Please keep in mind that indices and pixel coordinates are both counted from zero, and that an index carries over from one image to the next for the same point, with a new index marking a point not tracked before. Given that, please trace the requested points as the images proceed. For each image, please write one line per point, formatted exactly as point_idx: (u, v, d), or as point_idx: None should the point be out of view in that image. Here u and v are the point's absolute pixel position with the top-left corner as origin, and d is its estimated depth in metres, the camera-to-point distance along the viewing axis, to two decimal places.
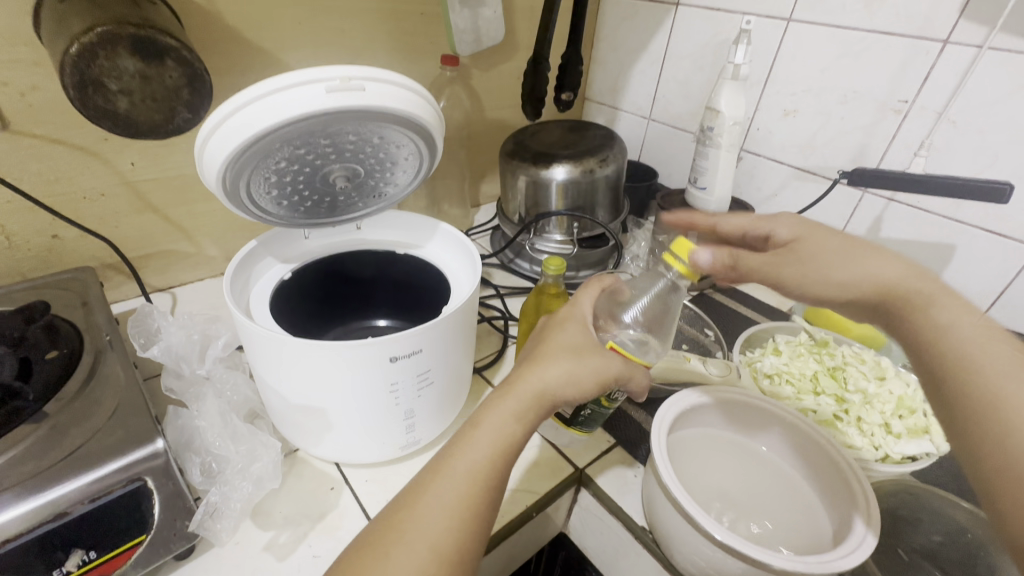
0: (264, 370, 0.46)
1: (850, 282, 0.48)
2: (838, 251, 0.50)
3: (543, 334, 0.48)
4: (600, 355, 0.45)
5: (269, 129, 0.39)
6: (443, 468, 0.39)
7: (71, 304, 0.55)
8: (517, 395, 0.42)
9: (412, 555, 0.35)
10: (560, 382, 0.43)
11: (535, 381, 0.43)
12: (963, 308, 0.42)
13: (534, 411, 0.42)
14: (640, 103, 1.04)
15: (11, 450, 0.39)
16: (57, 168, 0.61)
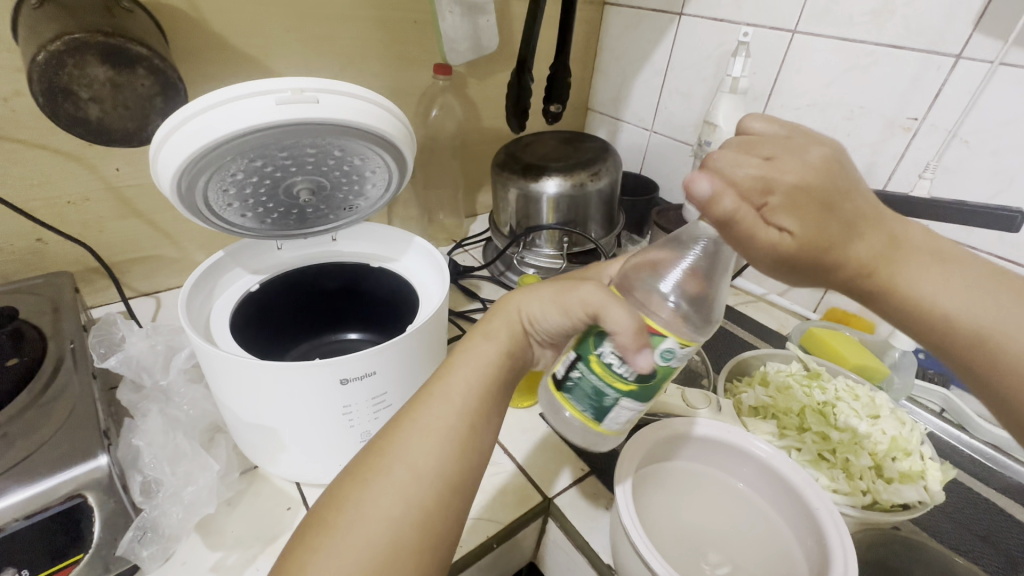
0: (215, 381, 0.44)
1: (837, 270, 0.35)
2: (829, 225, 0.34)
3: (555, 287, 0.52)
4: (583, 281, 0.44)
5: (217, 140, 0.38)
6: (423, 397, 0.40)
7: (42, 310, 0.55)
8: (492, 319, 0.47)
9: (394, 479, 0.36)
10: (531, 305, 0.46)
11: (511, 310, 0.47)
12: (937, 267, 0.35)
13: (505, 332, 0.45)
14: (642, 115, 1.01)
15: None
16: (40, 173, 0.62)
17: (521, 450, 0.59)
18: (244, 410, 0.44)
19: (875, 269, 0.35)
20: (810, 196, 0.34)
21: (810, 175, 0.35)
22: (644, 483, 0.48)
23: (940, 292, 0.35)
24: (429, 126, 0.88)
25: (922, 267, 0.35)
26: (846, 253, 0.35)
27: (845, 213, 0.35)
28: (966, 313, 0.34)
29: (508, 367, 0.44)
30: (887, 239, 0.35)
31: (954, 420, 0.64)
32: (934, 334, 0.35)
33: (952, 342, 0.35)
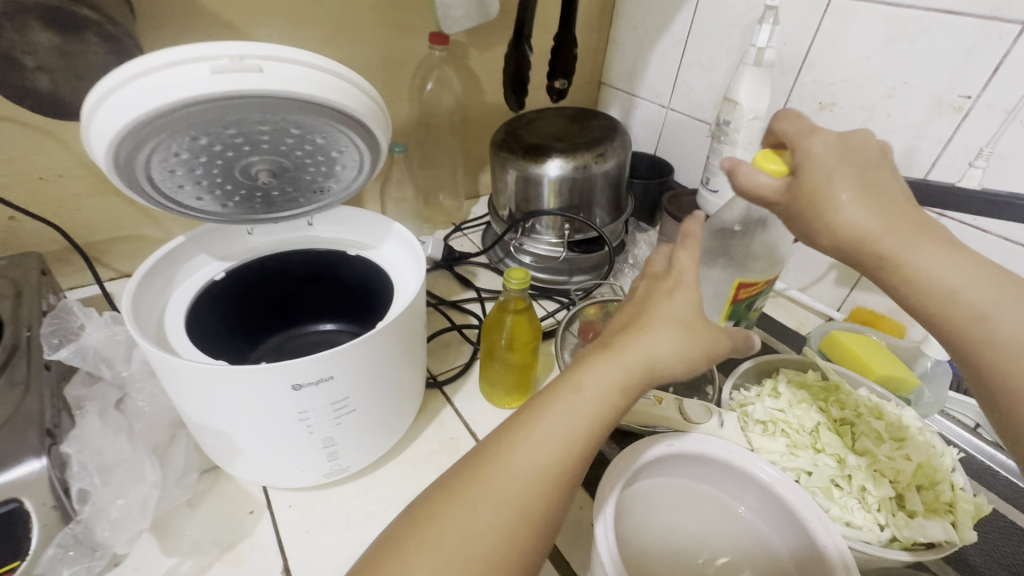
0: (164, 381, 0.41)
1: (836, 226, 0.38)
2: (845, 182, 0.38)
3: (656, 297, 0.40)
4: (710, 329, 0.39)
5: (145, 115, 0.34)
6: (532, 428, 0.34)
7: (4, 294, 0.53)
8: (625, 362, 0.36)
9: (496, 511, 0.31)
10: (670, 358, 0.37)
11: (648, 354, 0.36)
12: (947, 251, 0.36)
13: (640, 383, 0.36)
14: (659, 90, 0.93)
15: None
16: (8, 148, 0.58)
17: None
18: (195, 412, 0.41)
19: (870, 233, 0.37)
20: (838, 152, 0.40)
21: (839, 143, 0.40)
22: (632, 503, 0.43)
23: (945, 261, 0.36)
24: (425, 101, 0.82)
25: (930, 242, 0.37)
26: (851, 211, 0.38)
27: (869, 182, 0.39)
28: (960, 286, 0.35)
29: (624, 411, 0.36)
30: (901, 215, 0.38)
31: (990, 438, 0.58)
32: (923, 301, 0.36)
33: (934, 307, 0.36)
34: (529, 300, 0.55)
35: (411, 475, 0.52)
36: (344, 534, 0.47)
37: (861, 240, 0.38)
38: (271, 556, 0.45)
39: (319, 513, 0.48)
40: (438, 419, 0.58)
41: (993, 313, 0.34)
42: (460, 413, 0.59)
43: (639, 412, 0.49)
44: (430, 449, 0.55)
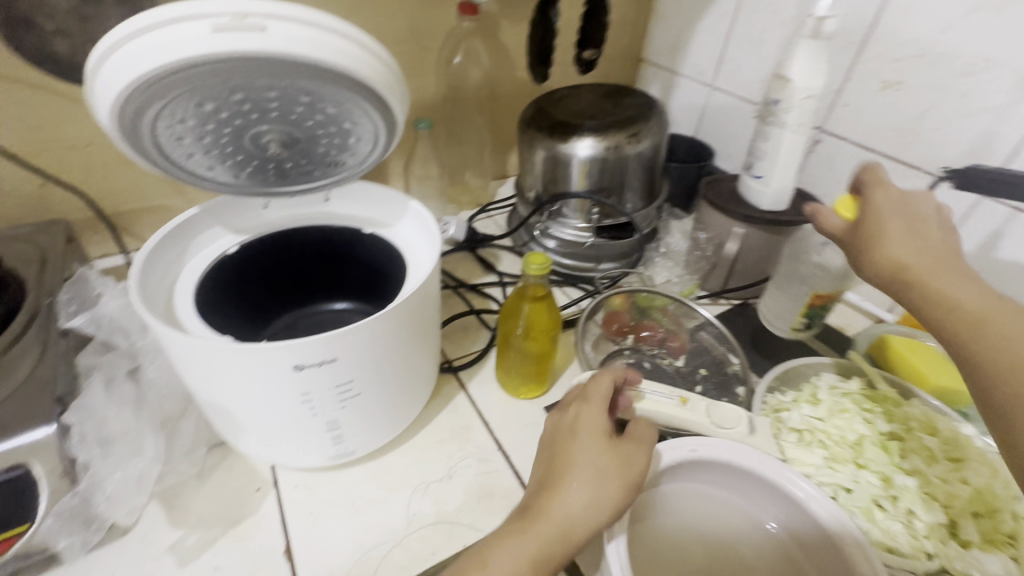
0: (169, 355, 0.40)
1: (874, 252, 0.41)
2: (892, 219, 0.42)
3: (569, 436, 0.39)
4: (624, 464, 0.37)
5: (145, 75, 0.32)
6: None
7: (30, 261, 0.53)
8: (536, 534, 0.34)
9: None
10: (587, 514, 0.34)
11: (564, 514, 0.34)
12: (977, 286, 0.37)
13: (559, 554, 0.34)
14: (703, 67, 0.87)
15: None
16: (37, 115, 0.59)
17: (517, 450, 0.52)
18: (198, 388, 0.40)
19: (901, 258, 0.39)
20: (893, 200, 0.43)
21: (903, 196, 0.44)
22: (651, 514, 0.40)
23: (963, 284, 0.37)
24: (453, 75, 0.79)
25: (957, 273, 0.38)
26: (889, 241, 0.41)
27: (917, 224, 0.41)
28: (972, 306, 0.36)
29: None
30: (940, 251, 0.39)
31: None
32: (938, 318, 0.37)
33: (949, 322, 0.36)
34: (549, 287, 0.52)
35: (419, 462, 0.50)
36: (348, 518, 0.46)
37: (892, 264, 0.40)
38: (275, 536, 0.44)
39: (324, 495, 0.47)
40: (450, 406, 0.56)
41: (999, 329, 0.34)
42: (474, 400, 0.57)
43: (664, 417, 0.44)
44: (440, 435, 0.53)
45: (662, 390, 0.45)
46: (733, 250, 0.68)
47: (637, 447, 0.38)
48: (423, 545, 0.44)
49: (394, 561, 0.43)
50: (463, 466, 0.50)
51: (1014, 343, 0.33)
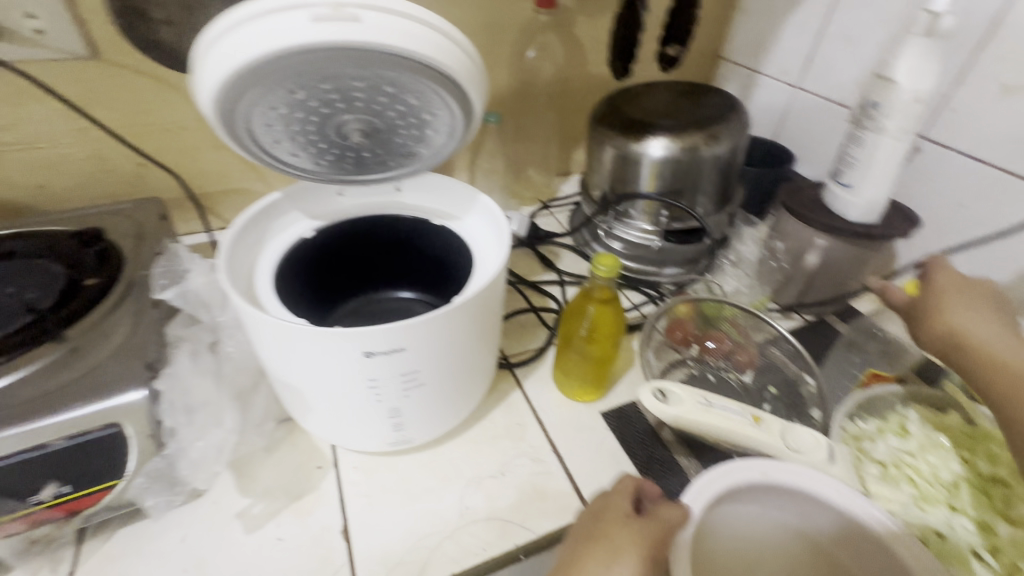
0: (248, 332, 0.42)
1: (935, 320, 0.44)
2: (959, 295, 0.44)
3: (587, 536, 0.36)
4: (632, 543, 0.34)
5: (247, 63, 0.33)
6: None
7: (128, 234, 0.58)
8: None
9: None
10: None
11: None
12: None
13: None
14: (788, 66, 0.82)
15: (33, 364, 0.42)
16: (141, 98, 0.63)
17: (572, 453, 0.52)
18: (273, 365, 0.42)
19: (962, 327, 0.42)
20: (961, 279, 0.45)
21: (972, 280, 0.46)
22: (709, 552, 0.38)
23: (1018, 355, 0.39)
24: (525, 69, 0.78)
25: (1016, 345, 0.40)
26: (952, 313, 0.43)
27: (983, 303, 0.43)
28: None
29: None
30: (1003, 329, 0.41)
31: None
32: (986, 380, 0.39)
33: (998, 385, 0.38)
34: (616, 290, 0.50)
35: (473, 456, 0.50)
36: (403, 504, 0.46)
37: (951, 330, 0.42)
38: (333, 513, 0.46)
39: (381, 479, 0.48)
40: (506, 402, 0.56)
41: None
42: (529, 399, 0.56)
43: (737, 437, 0.41)
44: (495, 431, 0.53)
45: (734, 406, 0.43)
46: (813, 261, 0.65)
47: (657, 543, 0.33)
48: (475, 540, 0.44)
49: (445, 552, 0.43)
50: (516, 464, 0.50)
51: None
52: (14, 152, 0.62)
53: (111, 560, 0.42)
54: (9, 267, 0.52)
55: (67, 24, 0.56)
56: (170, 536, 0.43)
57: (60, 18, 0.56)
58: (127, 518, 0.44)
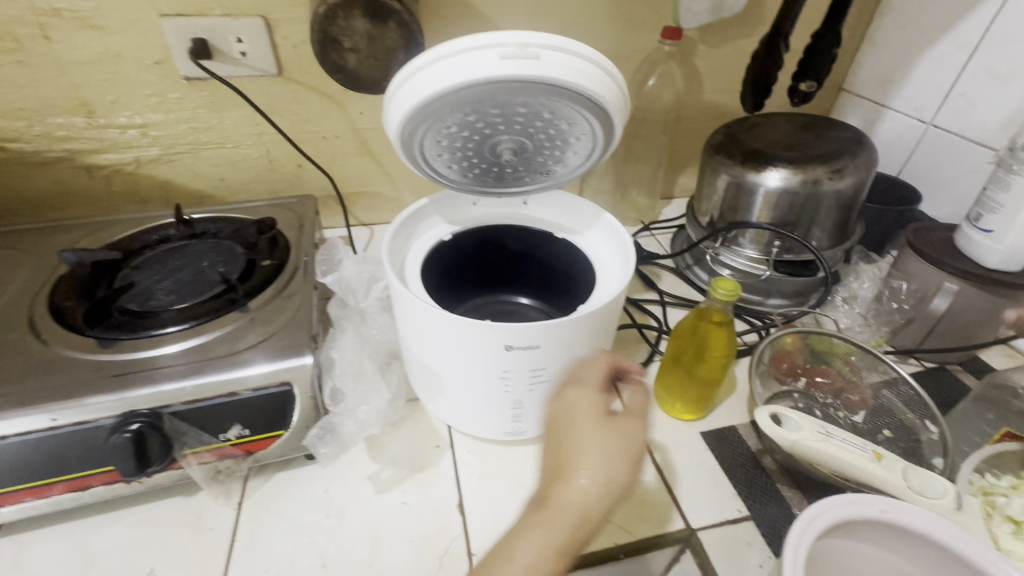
0: (399, 317, 0.48)
1: None
2: None
3: (567, 426, 0.38)
4: (623, 428, 0.37)
5: (441, 91, 0.40)
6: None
7: (292, 225, 0.68)
8: (556, 520, 0.33)
9: None
10: (596, 490, 0.34)
11: (572, 501, 0.34)
12: None
13: (578, 536, 0.33)
14: (921, 102, 0.79)
15: (227, 326, 0.51)
16: (309, 110, 0.74)
17: (671, 467, 0.53)
18: (417, 348, 0.48)
19: None
20: None
21: None
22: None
23: None
24: (642, 96, 0.81)
25: None
26: None
27: None
28: None
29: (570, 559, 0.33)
30: None
31: None
32: None
33: None
34: (732, 315, 0.52)
35: None
36: (512, 490, 0.50)
37: None
38: (450, 488, 0.51)
39: (492, 464, 0.53)
40: None
41: None
42: None
43: (858, 471, 0.41)
44: None
45: (854, 440, 0.43)
46: (940, 307, 0.61)
47: (635, 427, 0.38)
48: None
49: None
50: None
51: None
52: (208, 150, 0.74)
53: (270, 499, 0.49)
54: (204, 245, 0.62)
55: (265, 47, 0.67)
56: (315, 486, 0.50)
57: (261, 42, 0.67)
58: (281, 466, 0.52)
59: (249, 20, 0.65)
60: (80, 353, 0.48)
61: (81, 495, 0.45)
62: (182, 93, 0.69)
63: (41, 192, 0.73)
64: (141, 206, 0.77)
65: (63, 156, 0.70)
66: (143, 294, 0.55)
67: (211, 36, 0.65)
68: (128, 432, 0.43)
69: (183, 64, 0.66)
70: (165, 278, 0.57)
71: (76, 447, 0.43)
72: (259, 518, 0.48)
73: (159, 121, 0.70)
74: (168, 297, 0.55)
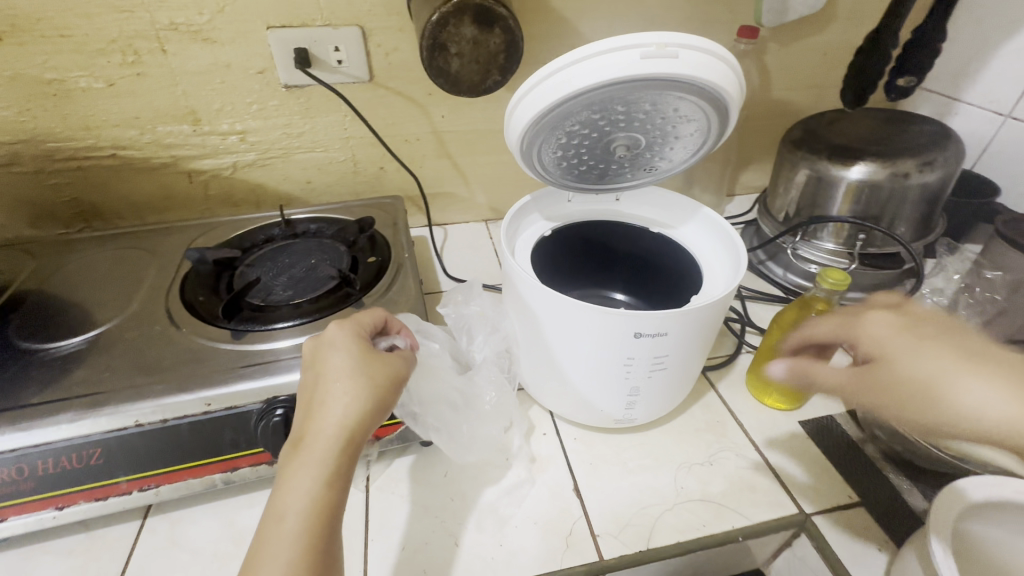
0: (518, 309, 0.50)
1: (919, 381, 0.36)
2: (939, 364, 0.35)
3: (322, 367, 0.41)
4: (381, 363, 0.41)
5: (580, 91, 0.41)
6: (268, 519, 0.35)
7: (386, 223, 0.71)
8: (313, 452, 0.36)
9: None
10: (355, 410, 0.38)
11: (331, 429, 0.37)
12: (886, 327, 0.39)
13: (342, 455, 0.37)
14: (997, 94, 0.79)
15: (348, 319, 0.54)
16: (394, 114, 0.77)
17: (775, 453, 0.55)
18: (534, 338, 0.50)
19: (875, 367, 0.38)
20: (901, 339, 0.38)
21: (893, 324, 0.39)
22: (920, 538, 0.41)
23: (924, 365, 0.36)
24: None
25: (933, 343, 0.37)
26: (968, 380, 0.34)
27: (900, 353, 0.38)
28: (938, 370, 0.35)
29: (343, 475, 0.37)
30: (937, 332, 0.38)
31: None
32: (900, 385, 0.36)
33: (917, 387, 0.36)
34: (837, 306, 0.53)
35: (680, 444, 0.55)
36: (622, 476, 0.52)
37: (888, 364, 0.37)
38: (563, 473, 0.53)
39: (600, 451, 0.55)
40: (704, 402, 0.60)
41: (897, 345, 0.38)
42: (725, 400, 0.60)
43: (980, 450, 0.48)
44: (698, 425, 0.57)
45: None
46: None
47: (393, 362, 0.42)
48: (695, 517, 0.49)
49: (668, 522, 0.48)
50: (723, 457, 0.54)
51: (918, 371, 0.36)
52: (299, 154, 0.78)
53: (394, 483, 0.52)
54: (309, 243, 0.65)
55: (360, 54, 0.70)
56: (434, 470, 0.53)
57: (356, 50, 0.70)
58: (399, 451, 0.54)
59: (347, 29, 0.68)
60: (218, 343, 0.51)
61: (229, 476, 0.48)
62: (280, 101, 0.72)
63: (146, 196, 0.77)
64: (235, 209, 0.81)
65: (169, 162, 0.74)
66: (263, 290, 0.58)
67: (310, 45, 0.68)
68: (276, 416, 0.46)
69: (283, 72, 0.70)
70: (281, 275, 0.60)
71: (228, 431, 0.46)
72: (387, 499, 0.50)
73: (257, 127, 0.74)
74: (286, 292, 0.58)
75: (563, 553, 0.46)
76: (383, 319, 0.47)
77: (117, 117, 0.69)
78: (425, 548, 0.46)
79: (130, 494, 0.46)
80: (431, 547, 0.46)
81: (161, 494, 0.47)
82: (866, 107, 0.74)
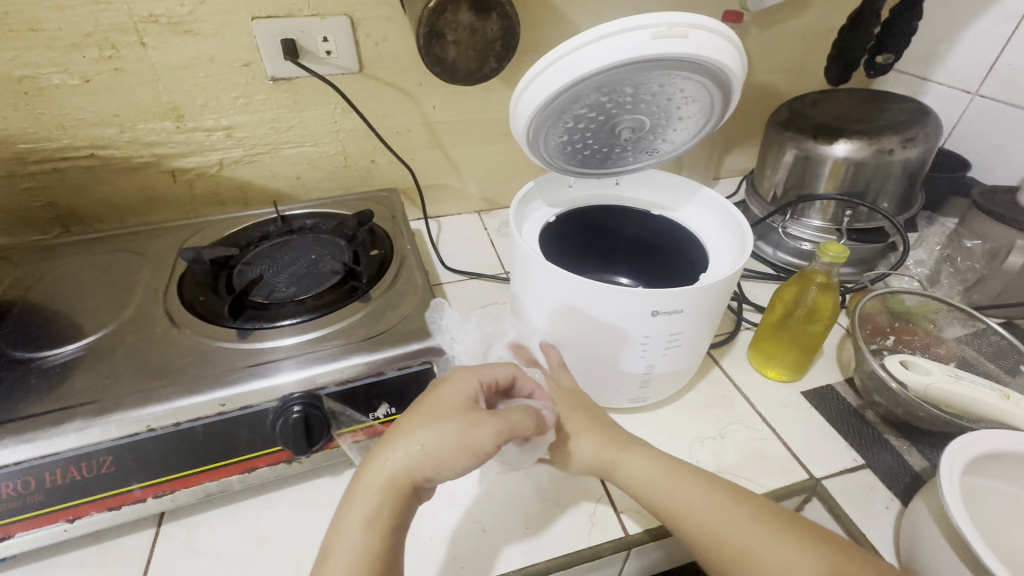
0: (530, 294, 0.50)
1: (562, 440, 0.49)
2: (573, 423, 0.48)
3: (413, 406, 0.42)
4: (462, 417, 0.39)
5: (591, 73, 0.42)
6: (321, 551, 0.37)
7: (385, 216, 0.70)
8: (366, 491, 0.38)
9: None
10: (411, 457, 0.38)
11: (384, 471, 0.38)
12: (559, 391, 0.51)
13: (393, 498, 0.38)
14: (965, 73, 0.83)
15: (358, 312, 0.53)
16: (384, 105, 0.76)
17: (782, 423, 0.57)
18: (549, 324, 0.50)
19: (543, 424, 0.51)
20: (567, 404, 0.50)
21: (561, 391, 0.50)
22: (929, 491, 0.43)
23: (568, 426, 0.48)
24: None
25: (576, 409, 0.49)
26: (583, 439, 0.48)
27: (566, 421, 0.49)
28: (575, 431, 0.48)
29: (389, 520, 0.37)
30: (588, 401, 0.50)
31: None
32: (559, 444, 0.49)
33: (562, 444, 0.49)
34: (836, 278, 0.55)
35: (692, 420, 0.57)
36: None
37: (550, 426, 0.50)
38: None
39: None
40: (710, 378, 0.62)
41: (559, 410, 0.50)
42: (730, 375, 0.62)
43: (982, 407, 0.49)
44: (706, 401, 0.59)
45: (983, 383, 0.51)
46: (1015, 263, 0.64)
47: (479, 420, 0.39)
48: None
49: None
50: (733, 429, 0.56)
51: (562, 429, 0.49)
52: (287, 149, 0.76)
53: None
54: (307, 239, 0.64)
55: (349, 45, 0.69)
56: None
57: (345, 40, 0.69)
58: None
59: (335, 19, 0.67)
60: (226, 343, 0.50)
61: (246, 477, 0.47)
62: (267, 94, 0.70)
63: (127, 198, 0.74)
64: (222, 208, 0.78)
65: (151, 161, 0.72)
66: (265, 288, 0.57)
67: (297, 35, 0.67)
68: (294, 413, 0.45)
69: (269, 65, 0.68)
70: (282, 271, 0.59)
71: (244, 431, 0.45)
72: None
73: (244, 122, 0.72)
74: (289, 288, 0.56)
75: (589, 530, 0.47)
76: (511, 376, 0.46)
77: (94, 116, 0.66)
78: (453, 535, 0.47)
79: (144, 502, 0.44)
80: (458, 533, 0.47)
81: (178, 500, 0.45)
82: (845, 87, 0.77)
